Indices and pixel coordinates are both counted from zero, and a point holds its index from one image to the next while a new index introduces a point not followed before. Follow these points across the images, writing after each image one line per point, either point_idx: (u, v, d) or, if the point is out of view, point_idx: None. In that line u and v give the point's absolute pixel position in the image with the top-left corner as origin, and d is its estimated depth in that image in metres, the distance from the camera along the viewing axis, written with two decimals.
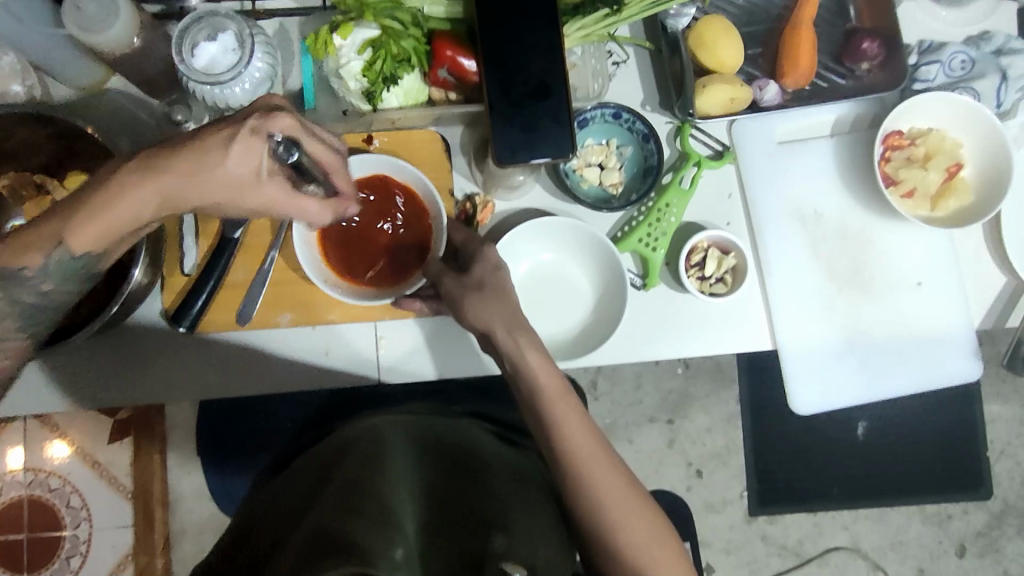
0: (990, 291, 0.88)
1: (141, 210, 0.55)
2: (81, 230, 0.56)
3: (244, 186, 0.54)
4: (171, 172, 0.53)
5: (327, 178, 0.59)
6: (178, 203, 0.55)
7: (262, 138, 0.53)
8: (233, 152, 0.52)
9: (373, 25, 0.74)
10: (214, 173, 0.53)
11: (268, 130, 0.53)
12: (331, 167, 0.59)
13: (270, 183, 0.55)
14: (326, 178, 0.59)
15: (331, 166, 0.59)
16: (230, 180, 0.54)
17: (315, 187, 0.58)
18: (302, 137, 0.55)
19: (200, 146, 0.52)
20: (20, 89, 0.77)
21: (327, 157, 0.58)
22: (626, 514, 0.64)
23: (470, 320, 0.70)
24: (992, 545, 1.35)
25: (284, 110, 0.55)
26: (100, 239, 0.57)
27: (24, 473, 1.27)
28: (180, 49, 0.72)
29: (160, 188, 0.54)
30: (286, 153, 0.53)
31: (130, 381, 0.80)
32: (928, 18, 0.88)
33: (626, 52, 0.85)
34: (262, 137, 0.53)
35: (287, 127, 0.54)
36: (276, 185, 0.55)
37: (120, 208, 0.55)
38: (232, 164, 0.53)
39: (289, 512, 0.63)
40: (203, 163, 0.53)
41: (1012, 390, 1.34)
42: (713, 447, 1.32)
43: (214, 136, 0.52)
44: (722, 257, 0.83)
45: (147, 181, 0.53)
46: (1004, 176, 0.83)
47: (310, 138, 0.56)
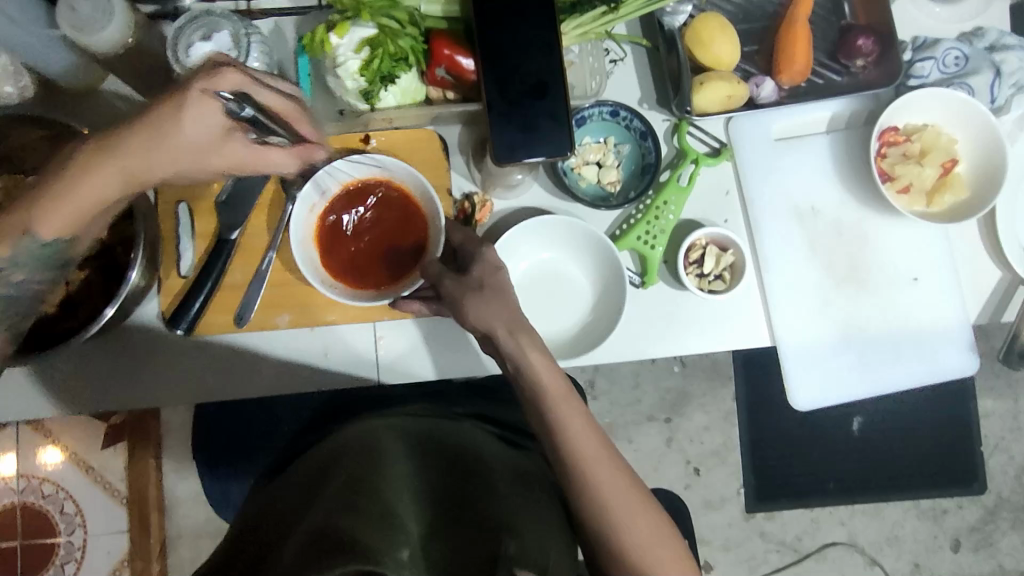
0: (986, 286, 0.88)
1: (104, 191, 0.61)
2: (48, 216, 0.60)
3: (206, 150, 0.60)
4: (127, 151, 0.59)
5: (291, 128, 0.63)
6: (140, 179, 0.61)
7: (209, 97, 0.57)
8: (188, 115, 0.57)
9: (369, 24, 0.74)
10: (176, 141, 0.58)
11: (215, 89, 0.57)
12: (289, 114, 0.62)
13: (237, 140, 0.60)
14: (288, 126, 0.63)
15: (292, 118, 0.62)
16: (190, 145, 0.59)
17: (279, 136, 0.63)
18: (251, 89, 0.59)
19: (153, 120, 0.58)
20: (12, 91, 0.75)
21: (278, 103, 0.61)
22: (629, 512, 0.64)
23: (470, 321, 0.70)
24: (988, 539, 1.35)
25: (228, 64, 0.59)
26: (68, 222, 0.62)
27: (17, 480, 1.26)
28: (175, 48, 0.71)
29: (122, 167, 0.59)
30: (240, 108, 0.58)
31: (127, 384, 0.79)
32: (922, 14, 0.89)
33: (623, 50, 0.85)
34: (211, 96, 0.57)
35: (235, 82, 0.58)
36: (237, 141, 0.60)
37: (86, 189, 0.60)
38: (188, 129, 0.58)
39: (288, 515, 0.62)
40: (158, 140, 0.58)
41: (1006, 385, 1.35)
42: (711, 445, 1.32)
43: (168, 102, 0.57)
44: (721, 254, 0.83)
45: (111, 162, 0.59)
46: (999, 171, 0.83)
47: (260, 87, 0.60)
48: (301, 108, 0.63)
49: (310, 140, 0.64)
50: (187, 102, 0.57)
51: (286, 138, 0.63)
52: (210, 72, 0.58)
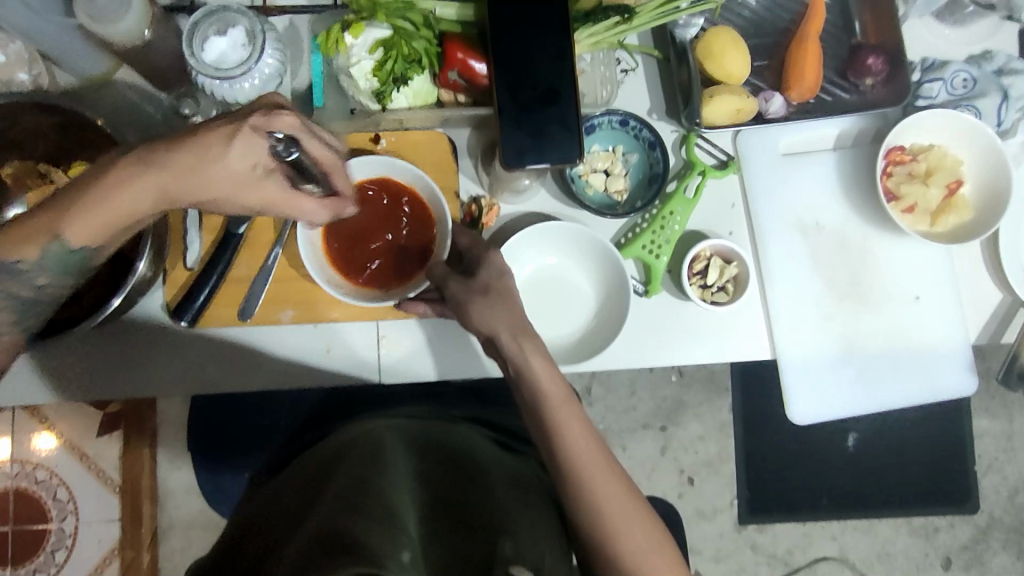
0: (987, 307, 0.89)
1: (137, 205, 0.58)
2: (79, 222, 0.58)
3: (247, 184, 0.58)
4: (173, 172, 0.56)
5: (327, 177, 0.64)
6: (175, 199, 0.58)
7: (259, 133, 0.56)
8: (235, 149, 0.56)
9: (384, 25, 0.75)
10: (215, 170, 0.56)
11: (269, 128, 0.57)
12: (327, 164, 0.62)
13: (271, 180, 0.58)
14: (324, 177, 0.63)
15: (331, 168, 0.63)
16: (228, 176, 0.57)
17: (313, 185, 0.63)
18: (302, 136, 0.59)
19: (201, 144, 0.56)
20: (25, 77, 0.77)
21: (323, 155, 0.61)
22: (625, 519, 0.64)
23: (474, 323, 0.70)
24: (978, 558, 1.36)
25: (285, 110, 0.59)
26: (97, 232, 0.59)
27: (11, 465, 1.26)
28: (190, 42, 0.71)
29: (158, 187, 0.57)
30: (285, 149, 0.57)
31: (129, 374, 0.79)
32: (931, 35, 0.90)
33: (635, 61, 0.86)
34: (261, 134, 0.56)
35: (289, 126, 0.58)
36: (274, 181, 0.58)
37: (121, 199, 0.57)
38: (233, 159, 0.56)
39: (290, 515, 0.62)
40: (203, 163, 0.56)
41: (1001, 406, 1.35)
42: (705, 455, 1.33)
43: (215, 132, 0.55)
44: (724, 266, 0.83)
45: (146, 178, 0.56)
46: (1003, 194, 0.84)
47: (310, 138, 0.59)
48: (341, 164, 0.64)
49: (339, 192, 0.65)
50: (238, 134, 0.56)
51: (318, 188, 0.64)
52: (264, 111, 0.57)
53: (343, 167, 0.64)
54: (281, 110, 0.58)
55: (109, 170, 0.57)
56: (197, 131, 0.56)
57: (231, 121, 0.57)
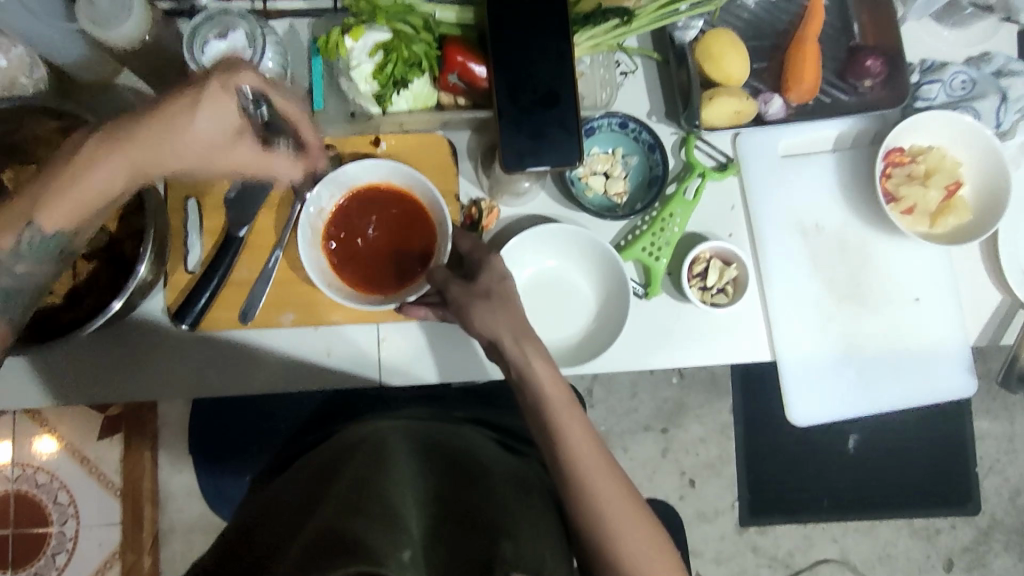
0: (987, 309, 0.89)
1: (110, 184, 0.57)
2: (56, 205, 0.57)
3: (219, 147, 0.58)
4: (143, 141, 0.56)
5: (292, 128, 0.66)
6: (146, 171, 0.58)
7: (229, 94, 0.56)
8: (202, 115, 0.56)
9: (384, 28, 0.75)
10: (185, 138, 0.56)
11: (235, 84, 0.57)
12: (293, 117, 0.65)
13: (244, 141, 0.59)
14: (293, 132, 0.66)
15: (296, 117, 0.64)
16: (199, 138, 0.56)
17: (282, 145, 0.65)
18: (270, 91, 0.60)
19: (166, 111, 0.55)
20: (28, 81, 0.75)
21: (287, 107, 0.63)
22: (626, 522, 0.64)
23: (475, 327, 0.70)
24: (980, 560, 1.36)
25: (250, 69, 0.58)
26: (73, 213, 0.58)
27: (12, 468, 1.26)
28: (190, 46, 0.72)
29: (131, 159, 0.56)
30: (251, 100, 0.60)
31: (129, 378, 0.79)
32: (930, 37, 0.90)
33: (634, 63, 0.86)
34: (229, 92, 0.56)
35: (254, 84, 0.58)
36: (246, 145, 0.59)
37: (92, 178, 0.56)
38: (201, 126, 0.56)
39: (291, 516, 0.62)
40: (172, 133, 0.55)
41: (1002, 407, 1.35)
42: (706, 457, 1.33)
43: (180, 101, 0.55)
44: (724, 268, 0.84)
45: (118, 151, 0.56)
46: (1003, 195, 0.84)
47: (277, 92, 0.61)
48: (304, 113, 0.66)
49: (308, 147, 0.67)
50: (204, 98, 0.55)
51: (290, 145, 0.66)
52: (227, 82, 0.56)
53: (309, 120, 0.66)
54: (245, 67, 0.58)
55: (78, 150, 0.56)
56: (163, 99, 0.56)
57: (195, 85, 0.56)
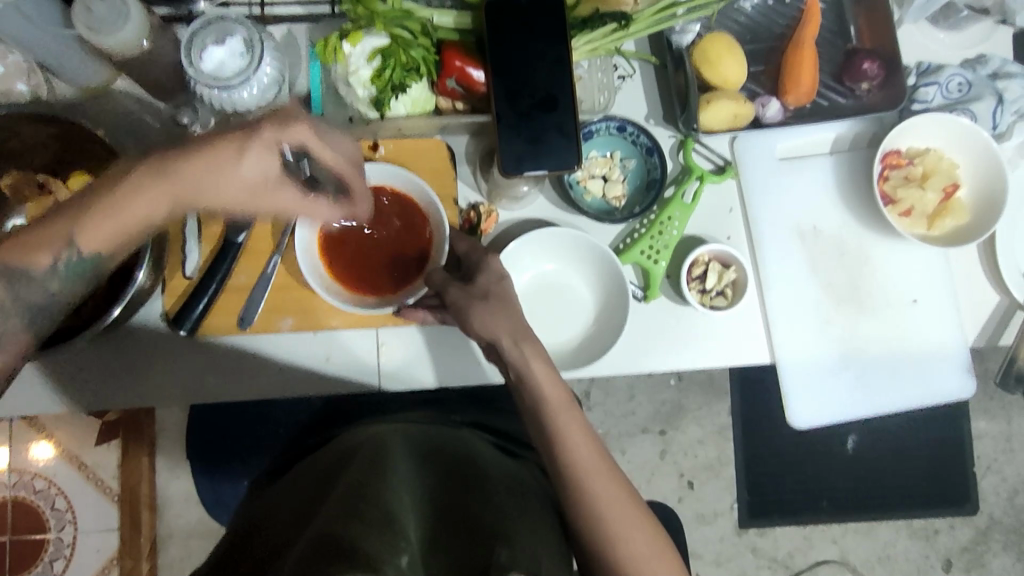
0: (984, 310, 0.89)
1: (150, 213, 0.56)
2: (98, 228, 0.55)
3: (259, 192, 0.58)
4: (187, 177, 0.55)
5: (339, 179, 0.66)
6: (189, 206, 0.57)
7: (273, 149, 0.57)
8: (248, 160, 0.56)
9: (382, 34, 0.75)
10: (230, 176, 0.56)
11: (280, 141, 0.57)
12: (344, 173, 0.65)
13: (288, 190, 0.60)
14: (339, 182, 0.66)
15: (340, 170, 0.64)
16: (241, 182, 0.57)
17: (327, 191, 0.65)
18: (313, 145, 0.60)
19: (212, 153, 0.55)
20: (23, 88, 0.78)
21: (334, 162, 0.63)
22: (627, 525, 0.64)
23: (475, 329, 0.70)
24: (979, 560, 1.36)
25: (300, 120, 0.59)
26: (113, 238, 0.56)
27: (9, 474, 1.25)
28: (189, 52, 0.72)
29: (175, 192, 0.55)
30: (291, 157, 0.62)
31: (128, 385, 0.79)
32: (926, 40, 0.90)
33: (632, 66, 0.86)
34: (273, 147, 0.57)
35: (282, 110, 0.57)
36: (289, 192, 0.60)
37: (135, 206, 0.55)
38: (246, 168, 0.56)
39: (289, 521, 0.61)
40: (221, 172, 0.55)
41: (1000, 407, 1.35)
42: (705, 459, 1.33)
43: (229, 142, 0.55)
44: (722, 271, 0.84)
45: (160, 184, 0.55)
46: (999, 197, 0.84)
47: (318, 143, 0.60)
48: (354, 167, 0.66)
49: (352, 198, 0.68)
50: (251, 144, 0.56)
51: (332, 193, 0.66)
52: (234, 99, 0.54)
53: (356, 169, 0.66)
54: (294, 119, 0.58)
55: (126, 178, 0.55)
56: (210, 138, 0.56)
57: (244, 130, 0.56)
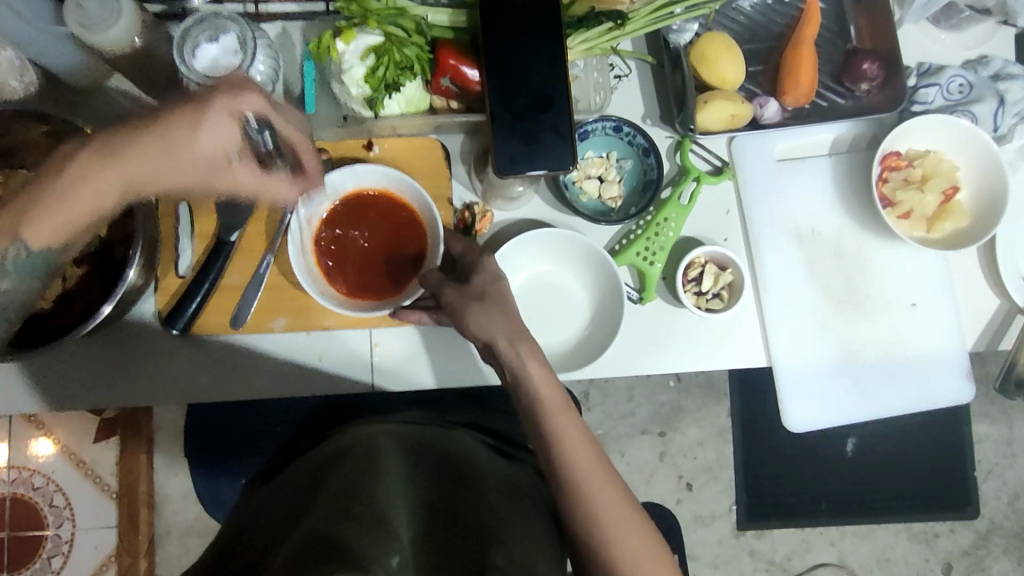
0: (984, 314, 0.88)
1: (101, 201, 0.56)
2: (40, 227, 0.55)
3: (214, 169, 0.56)
4: (137, 158, 0.54)
5: (293, 155, 0.65)
6: (140, 188, 0.56)
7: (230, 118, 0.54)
8: (203, 133, 0.54)
9: (376, 31, 0.74)
10: (185, 155, 0.54)
11: (240, 111, 0.55)
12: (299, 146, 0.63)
13: (240, 165, 0.57)
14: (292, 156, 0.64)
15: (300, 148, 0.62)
16: (197, 160, 0.55)
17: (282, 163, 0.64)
18: (270, 116, 0.57)
19: (166, 129, 0.53)
20: (17, 86, 0.75)
21: (291, 135, 0.61)
22: (621, 527, 0.63)
23: (471, 330, 0.69)
24: (979, 565, 1.35)
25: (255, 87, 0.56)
26: (56, 231, 0.56)
27: (8, 471, 1.25)
28: (181, 48, 0.71)
29: (125, 176, 0.55)
30: (257, 128, 0.61)
31: (120, 385, 0.79)
32: (927, 40, 0.89)
33: (628, 66, 0.85)
34: (230, 116, 0.54)
35: (255, 106, 0.55)
36: (244, 168, 0.57)
37: (86, 192, 0.55)
38: (203, 143, 0.54)
39: (281, 519, 0.61)
40: (172, 149, 0.54)
41: (1001, 411, 1.34)
42: (704, 461, 1.32)
43: (181, 116, 0.53)
44: (719, 273, 0.83)
45: (113, 167, 0.54)
46: (1000, 200, 0.83)
47: (277, 114, 0.58)
48: (306, 138, 0.63)
49: (308, 173, 0.65)
50: (205, 117, 0.54)
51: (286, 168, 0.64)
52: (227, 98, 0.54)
53: (309, 141, 0.64)
54: (251, 86, 0.55)
55: (72, 164, 0.54)
56: (166, 116, 0.54)
57: (198, 101, 0.54)
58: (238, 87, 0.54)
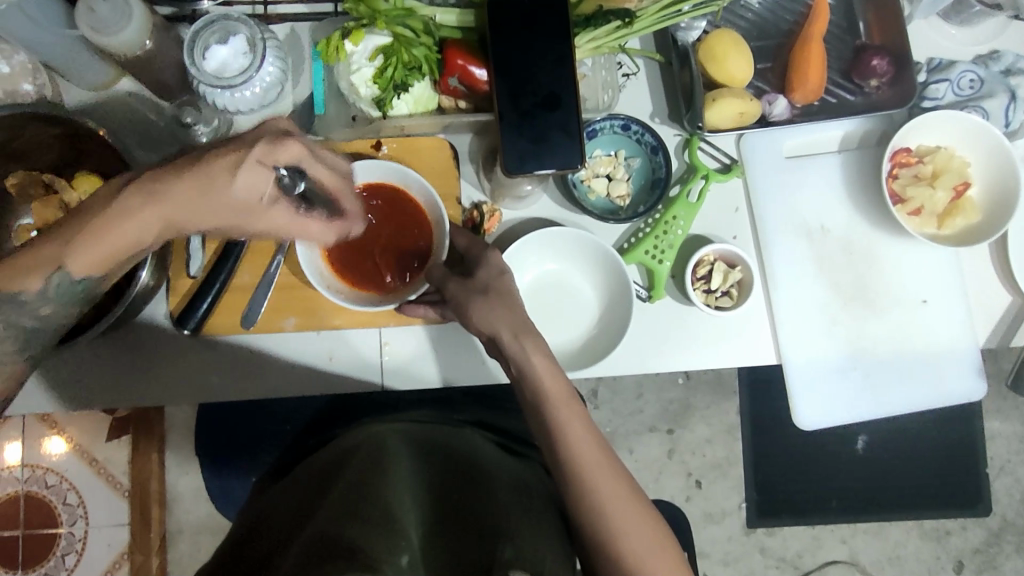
0: (996, 310, 0.88)
1: (140, 236, 0.52)
2: (82, 255, 0.54)
3: (250, 213, 0.51)
4: (176, 203, 0.49)
5: (334, 201, 0.59)
6: (180, 228, 0.52)
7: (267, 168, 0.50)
8: (240, 181, 0.49)
9: (384, 32, 0.75)
10: (219, 198, 0.49)
11: (274, 162, 0.50)
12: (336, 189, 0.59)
13: (278, 210, 0.52)
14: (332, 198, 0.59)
15: (334, 187, 0.59)
16: (236, 203, 0.50)
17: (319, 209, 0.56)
18: (307, 163, 0.53)
19: (205, 171, 0.48)
20: (30, 88, 0.77)
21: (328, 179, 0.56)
22: (628, 520, 0.63)
23: (474, 323, 0.70)
24: (991, 562, 1.34)
25: (293, 136, 0.52)
26: (99, 262, 0.55)
27: (22, 469, 1.26)
28: (192, 51, 0.72)
29: (164, 217, 0.50)
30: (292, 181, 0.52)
31: (132, 384, 0.79)
32: (937, 35, 0.89)
33: (636, 64, 0.85)
34: (268, 166, 0.50)
35: (293, 156, 0.51)
36: (281, 210, 0.51)
37: (122, 227, 0.51)
38: (240, 189, 0.49)
39: (291, 518, 0.62)
40: (208, 189, 0.48)
41: (1013, 408, 1.34)
42: (713, 458, 1.32)
43: (220, 159, 0.48)
44: (728, 271, 0.83)
45: (151, 208, 0.50)
46: (1011, 196, 0.83)
47: (315, 160, 0.55)
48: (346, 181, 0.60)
49: (347, 212, 0.61)
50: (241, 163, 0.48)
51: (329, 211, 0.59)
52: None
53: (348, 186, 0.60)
54: (289, 136, 0.52)
55: (113, 199, 0.51)
56: None
57: (236, 146, 0.49)
58: (276, 138, 0.50)
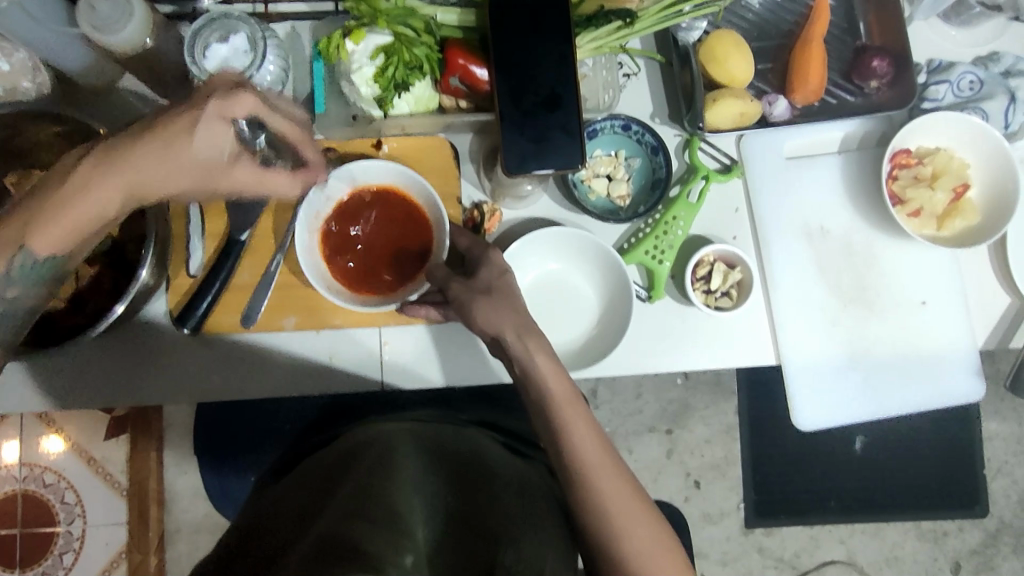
0: (995, 310, 0.88)
1: (103, 206, 0.55)
2: (46, 230, 0.54)
3: (216, 171, 0.55)
4: (135, 165, 0.53)
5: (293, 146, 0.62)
6: (144, 193, 0.55)
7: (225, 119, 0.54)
8: (199, 135, 0.53)
9: (385, 31, 0.74)
10: (184, 156, 0.53)
11: (233, 115, 0.54)
12: (294, 136, 0.61)
13: (240, 165, 0.55)
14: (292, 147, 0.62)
15: (294, 139, 0.61)
16: (200, 161, 0.54)
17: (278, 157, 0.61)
18: (262, 112, 0.56)
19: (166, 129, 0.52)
20: (30, 86, 0.76)
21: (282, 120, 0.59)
22: (629, 521, 0.63)
23: (477, 323, 0.70)
24: (988, 563, 1.34)
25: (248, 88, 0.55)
26: (66, 239, 0.56)
27: (19, 468, 1.26)
28: (192, 49, 0.72)
29: (128, 180, 0.54)
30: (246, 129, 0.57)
31: (132, 382, 0.79)
32: (938, 37, 0.89)
33: (637, 65, 0.85)
34: (223, 120, 0.53)
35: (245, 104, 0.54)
36: (244, 166, 0.56)
37: (86, 200, 0.54)
38: (200, 143, 0.53)
39: (295, 516, 0.62)
40: (169, 151, 0.53)
41: (1011, 409, 1.34)
42: (711, 459, 1.32)
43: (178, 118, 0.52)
44: (728, 271, 0.83)
45: (114, 175, 0.53)
46: (1011, 197, 0.83)
47: (270, 112, 0.57)
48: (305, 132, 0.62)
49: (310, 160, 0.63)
50: (200, 118, 0.53)
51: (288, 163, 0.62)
52: (225, 92, 0.54)
53: (309, 136, 0.63)
54: (240, 87, 0.55)
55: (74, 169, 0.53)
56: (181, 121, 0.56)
57: (193, 102, 0.53)
58: (229, 87, 0.54)
